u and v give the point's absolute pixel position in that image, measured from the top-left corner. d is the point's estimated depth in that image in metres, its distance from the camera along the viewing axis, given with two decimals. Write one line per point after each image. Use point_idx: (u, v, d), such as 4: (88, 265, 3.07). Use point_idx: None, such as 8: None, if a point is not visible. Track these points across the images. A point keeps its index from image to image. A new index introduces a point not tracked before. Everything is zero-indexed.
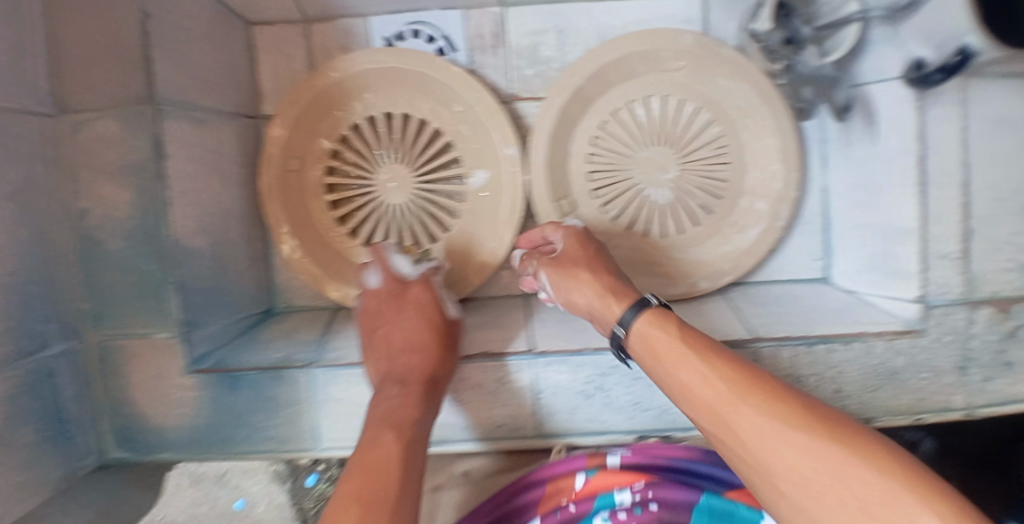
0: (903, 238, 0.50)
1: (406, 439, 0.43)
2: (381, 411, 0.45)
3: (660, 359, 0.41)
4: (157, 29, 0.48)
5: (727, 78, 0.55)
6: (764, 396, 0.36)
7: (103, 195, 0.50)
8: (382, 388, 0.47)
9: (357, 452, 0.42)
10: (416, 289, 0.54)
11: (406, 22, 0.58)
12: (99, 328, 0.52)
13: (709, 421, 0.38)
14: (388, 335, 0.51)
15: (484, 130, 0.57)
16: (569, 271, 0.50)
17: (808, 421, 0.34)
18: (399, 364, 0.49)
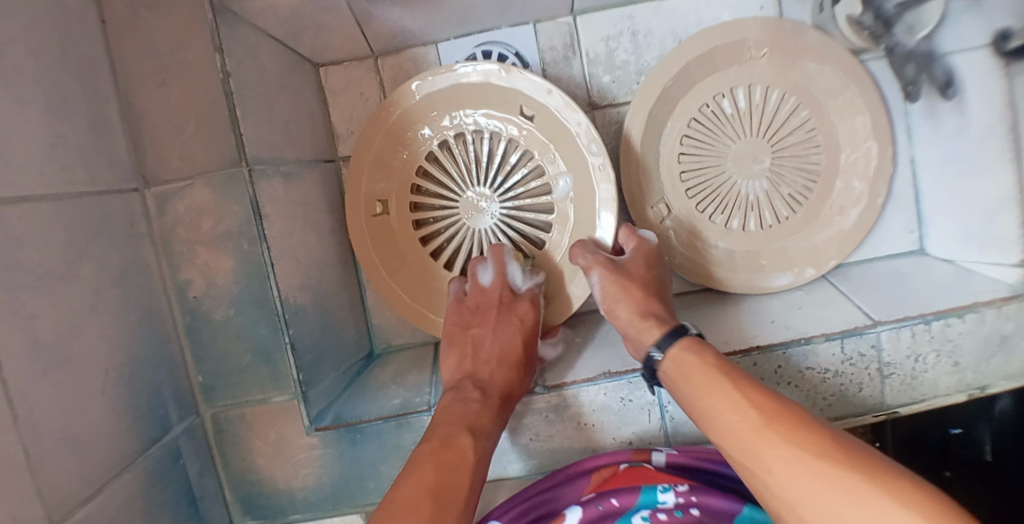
0: (1003, 206, 0.52)
1: (477, 445, 0.43)
2: (455, 409, 0.46)
3: (699, 392, 0.41)
4: (240, 86, 0.46)
5: (813, 61, 0.54)
6: (775, 429, 0.35)
7: (205, 265, 0.49)
8: (462, 388, 0.49)
9: (424, 443, 0.43)
10: (522, 306, 0.55)
11: (477, 45, 0.56)
12: (213, 399, 0.52)
13: (740, 454, 0.37)
14: (477, 343, 0.54)
15: (570, 144, 0.54)
16: (628, 291, 0.51)
17: (820, 449, 0.33)
18: (482, 372, 0.51)
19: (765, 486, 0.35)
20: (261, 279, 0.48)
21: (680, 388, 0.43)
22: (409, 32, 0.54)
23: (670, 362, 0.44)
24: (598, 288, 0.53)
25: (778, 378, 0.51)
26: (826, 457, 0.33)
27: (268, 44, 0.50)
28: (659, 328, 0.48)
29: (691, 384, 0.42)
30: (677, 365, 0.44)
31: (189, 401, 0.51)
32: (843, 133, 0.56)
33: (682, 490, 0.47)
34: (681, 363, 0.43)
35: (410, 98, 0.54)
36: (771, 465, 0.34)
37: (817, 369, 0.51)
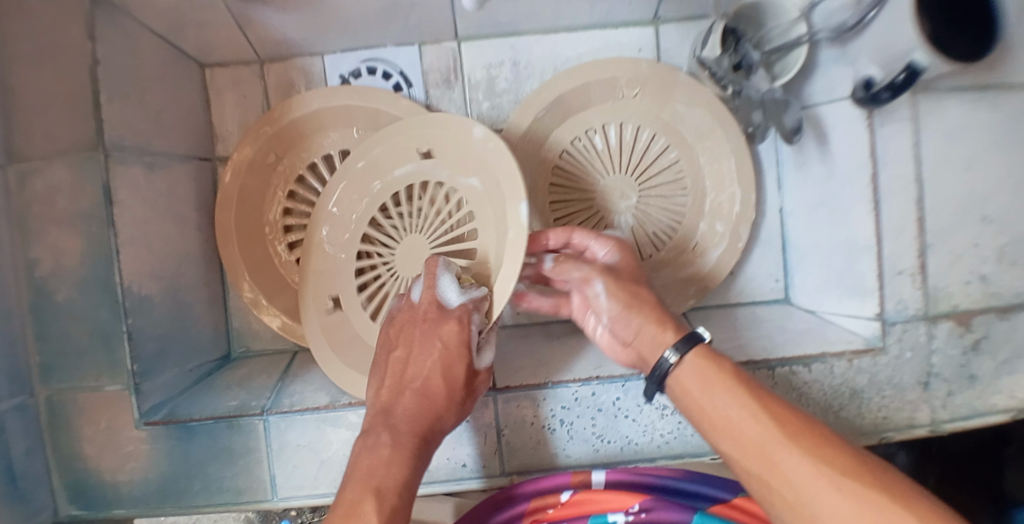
0: (863, 256, 0.56)
1: (386, 507, 0.37)
2: (372, 462, 0.39)
3: (711, 395, 0.40)
4: (107, 74, 0.48)
5: (681, 103, 0.57)
6: (797, 441, 0.35)
7: (51, 245, 0.49)
8: (373, 433, 0.42)
9: (332, 515, 0.37)
10: (451, 328, 0.44)
11: (362, 59, 0.61)
12: (50, 382, 0.51)
13: (751, 461, 0.37)
14: (399, 369, 0.45)
15: (464, 145, 0.49)
16: (636, 304, 0.46)
17: (844, 464, 0.33)
18: (400, 408, 0.43)
19: (773, 492, 0.35)
20: (105, 265, 0.48)
21: (688, 393, 0.41)
22: (294, 40, 0.58)
23: (686, 368, 0.42)
24: (603, 297, 0.47)
25: (616, 409, 0.52)
26: (847, 471, 0.33)
27: (148, 37, 0.54)
28: (675, 333, 0.44)
29: (703, 388, 0.40)
30: (693, 371, 0.41)
31: (24, 379, 0.50)
32: (711, 172, 0.59)
33: (633, 510, 0.50)
34: (696, 368, 0.41)
35: (288, 105, 0.56)
36: (784, 475, 0.34)
37: (655, 404, 0.52)
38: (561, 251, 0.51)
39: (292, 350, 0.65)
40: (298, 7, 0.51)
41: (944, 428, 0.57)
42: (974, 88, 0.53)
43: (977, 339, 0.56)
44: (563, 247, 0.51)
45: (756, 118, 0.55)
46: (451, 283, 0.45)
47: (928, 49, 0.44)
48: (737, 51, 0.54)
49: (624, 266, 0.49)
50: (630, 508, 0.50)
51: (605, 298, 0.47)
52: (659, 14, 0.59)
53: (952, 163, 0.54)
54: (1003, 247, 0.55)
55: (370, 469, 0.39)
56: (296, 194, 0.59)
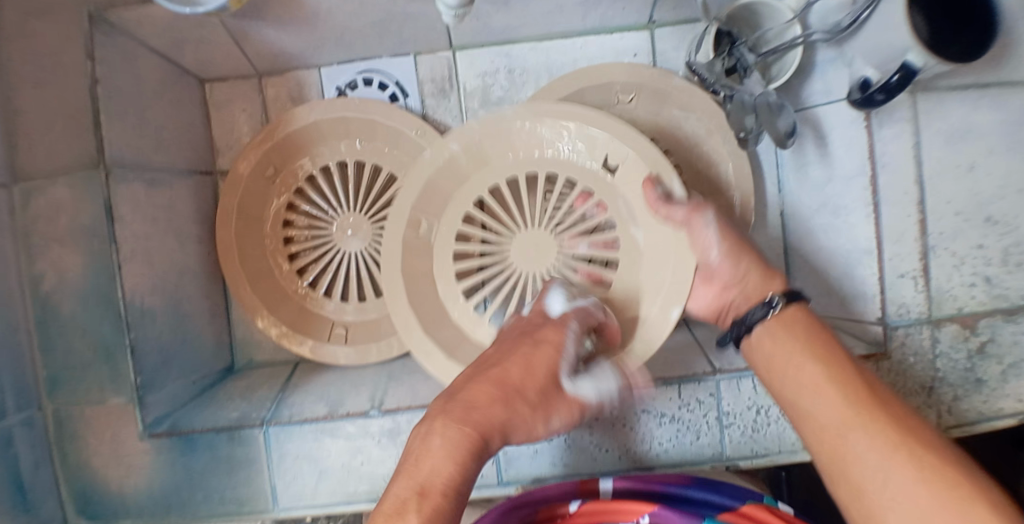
0: (865, 260, 0.56)
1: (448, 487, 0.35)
2: (415, 454, 0.37)
3: (798, 351, 0.40)
4: (107, 93, 0.49)
5: (677, 108, 0.57)
6: (883, 411, 0.35)
7: (54, 261, 0.50)
8: (447, 416, 0.38)
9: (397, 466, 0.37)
10: (546, 345, 0.44)
11: (358, 71, 0.62)
12: (57, 396, 0.51)
13: (826, 420, 0.37)
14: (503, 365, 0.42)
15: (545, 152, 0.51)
16: (744, 246, 0.48)
17: (898, 417, 0.35)
18: (484, 407, 0.39)
19: (842, 451, 0.35)
20: (107, 281, 0.49)
21: (773, 348, 0.42)
22: (289, 53, 0.59)
23: (776, 323, 0.43)
24: (712, 230, 0.47)
25: (615, 417, 0.53)
26: (929, 450, 0.32)
27: (147, 54, 0.55)
28: (776, 279, 0.46)
29: (773, 343, 0.42)
30: (781, 326, 0.43)
31: (30, 392, 0.50)
32: (708, 181, 0.58)
33: None
34: (788, 325, 0.43)
35: (284, 119, 0.57)
36: (852, 444, 0.35)
37: (652, 412, 0.53)
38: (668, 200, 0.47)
39: (294, 361, 0.67)
40: (290, 21, 0.52)
41: (948, 433, 0.56)
42: (975, 88, 0.52)
43: (983, 343, 0.54)
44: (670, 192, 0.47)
45: (747, 124, 0.51)
46: (557, 296, 0.48)
47: (921, 50, 0.44)
48: (731, 55, 0.54)
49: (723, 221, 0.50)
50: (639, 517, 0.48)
51: (717, 251, 0.47)
52: (654, 19, 0.58)
53: (952, 163, 0.53)
54: (1009, 248, 0.54)
55: (419, 450, 0.37)
56: (295, 206, 0.60)
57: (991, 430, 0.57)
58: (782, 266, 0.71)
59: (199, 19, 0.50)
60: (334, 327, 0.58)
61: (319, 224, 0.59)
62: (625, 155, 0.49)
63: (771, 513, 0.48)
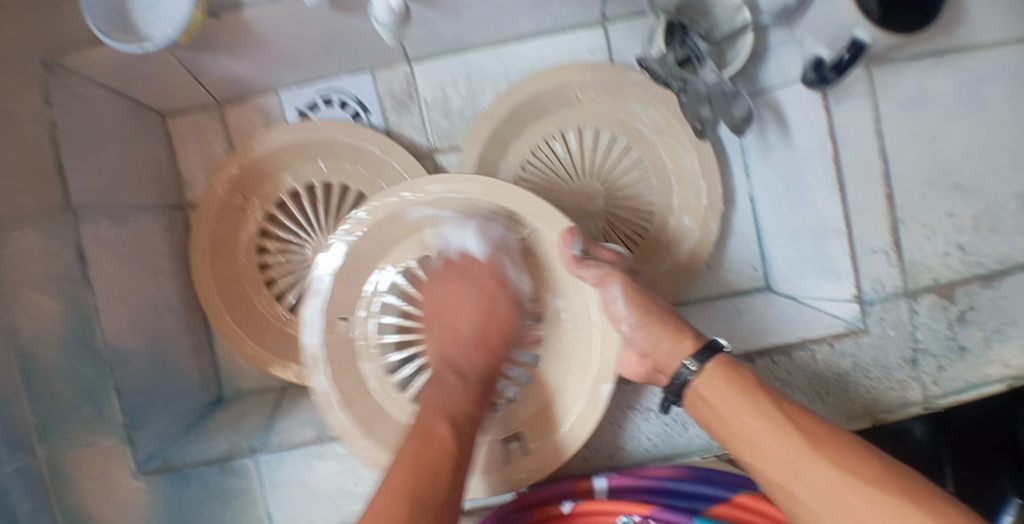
0: (836, 238, 0.56)
1: (459, 432, 0.42)
2: (437, 402, 0.45)
3: (735, 404, 0.40)
4: (67, 137, 0.49)
5: (636, 103, 0.58)
6: (822, 449, 0.37)
7: (28, 309, 0.49)
8: (441, 378, 0.47)
9: (412, 439, 0.41)
10: (484, 273, 0.52)
11: (318, 92, 0.63)
12: (46, 442, 0.51)
13: (775, 470, 0.38)
14: (456, 321, 0.50)
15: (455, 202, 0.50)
16: (654, 315, 0.46)
17: (836, 446, 0.37)
18: (463, 363, 0.48)
19: (799, 502, 0.37)
20: (83, 325, 0.49)
21: (710, 405, 0.42)
22: (248, 81, 0.59)
23: (703, 377, 0.43)
24: (620, 301, 0.47)
25: None
26: (874, 481, 0.35)
27: (105, 96, 0.55)
28: (692, 339, 0.45)
29: (715, 395, 0.42)
30: (711, 381, 0.42)
31: (20, 443, 0.50)
32: (673, 172, 0.59)
33: (638, 519, 0.49)
34: (714, 378, 0.42)
35: (250, 145, 0.57)
36: (806, 482, 0.37)
37: (638, 409, 0.54)
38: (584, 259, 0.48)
39: (281, 387, 0.68)
40: (245, 49, 0.52)
41: (936, 404, 0.56)
42: (933, 55, 0.52)
43: (962, 310, 0.54)
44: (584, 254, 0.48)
45: (702, 113, 0.53)
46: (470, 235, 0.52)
47: (868, 25, 0.45)
48: (684, 44, 0.53)
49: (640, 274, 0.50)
50: (636, 515, 0.49)
51: (623, 303, 0.47)
52: (605, 15, 0.59)
53: (913, 134, 0.53)
54: (979, 213, 0.54)
55: (441, 403, 0.44)
56: (268, 232, 0.61)
57: (981, 398, 0.56)
58: (757, 250, 0.71)
59: (153, 57, 0.51)
60: None
61: (292, 247, 0.60)
62: (532, 222, 0.49)
63: (763, 501, 0.49)
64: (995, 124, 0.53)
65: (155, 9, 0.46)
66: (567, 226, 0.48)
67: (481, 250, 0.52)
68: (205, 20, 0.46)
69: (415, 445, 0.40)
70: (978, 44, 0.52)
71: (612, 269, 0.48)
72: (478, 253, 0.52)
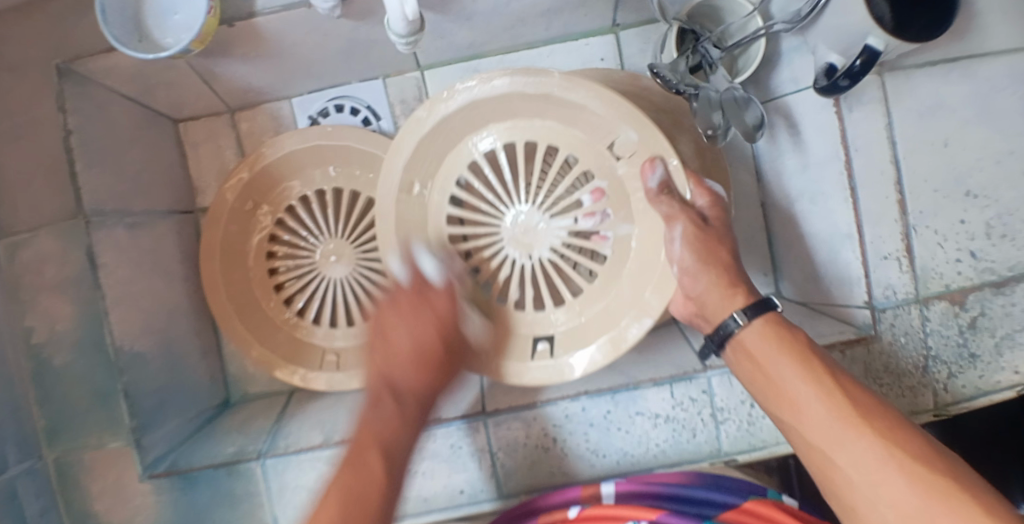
0: (848, 244, 0.56)
1: (391, 464, 0.41)
2: (372, 429, 0.42)
3: (778, 363, 0.39)
4: (81, 142, 0.49)
5: (648, 110, 0.58)
6: (871, 422, 0.35)
7: (40, 313, 0.49)
8: (380, 398, 0.44)
9: (339, 473, 0.39)
10: (439, 298, 0.47)
11: (330, 99, 0.63)
12: (56, 445, 0.51)
13: (817, 437, 0.37)
14: (391, 342, 0.46)
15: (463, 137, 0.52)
16: (713, 261, 0.45)
17: (887, 422, 0.35)
18: (401, 378, 0.44)
19: (835, 471, 0.36)
20: (94, 329, 0.49)
21: (755, 359, 0.41)
22: (260, 87, 0.60)
23: (752, 331, 0.42)
24: (679, 243, 0.45)
25: (609, 423, 0.53)
26: (919, 459, 0.32)
27: (119, 100, 0.55)
28: (745, 296, 0.44)
29: (763, 354, 0.41)
30: (760, 336, 0.41)
31: (30, 444, 0.50)
32: None
33: None
34: (764, 334, 0.41)
35: (260, 151, 0.57)
36: (848, 451, 0.35)
37: (647, 413, 0.53)
38: (663, 193, 0.46)
39: (288, 391, 0.68)
40: (257, 57, 0.52)
41: (947, 411, 0.55)
42: (947, 62, 0.52)
43: (974, 317, 0.54)
44: (663, 188, 0.46)
45: (715, 120, 0.51)
46: (426, 254, 0.50)
47: (883, 31, 0.44)
48: (696, 52, 0.54)
49: (716, 220, 0.47)
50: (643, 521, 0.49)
51: (681, 246, 0.45)
52: (618, 22, 0.59)
53: (926, 141, 0.53)
54: (992, 220, 0.53)
55: (370, 425, 0.42)
56: (278, 237, 0.61)
57: (993, 405, 0.56)
58: (766, 256, 0.71)
59: (166, 62, 0.51)
60: (325, 354, 0.59)
61: (301, 252, 0.60)
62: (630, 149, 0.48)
63: (771, 506, 0.49)
64: (1008, 130, 0.52)
65: (169, 19, 0.48)
66: (653, 156, 0.46)
67: (440, 276, 0.49)
68: (218, 26, 0.46)
69: (346, 480, 0.38)
70: (992, 51, 0.52)
71: (682, 210, 0.46)
72: (436, 280, 0.49)
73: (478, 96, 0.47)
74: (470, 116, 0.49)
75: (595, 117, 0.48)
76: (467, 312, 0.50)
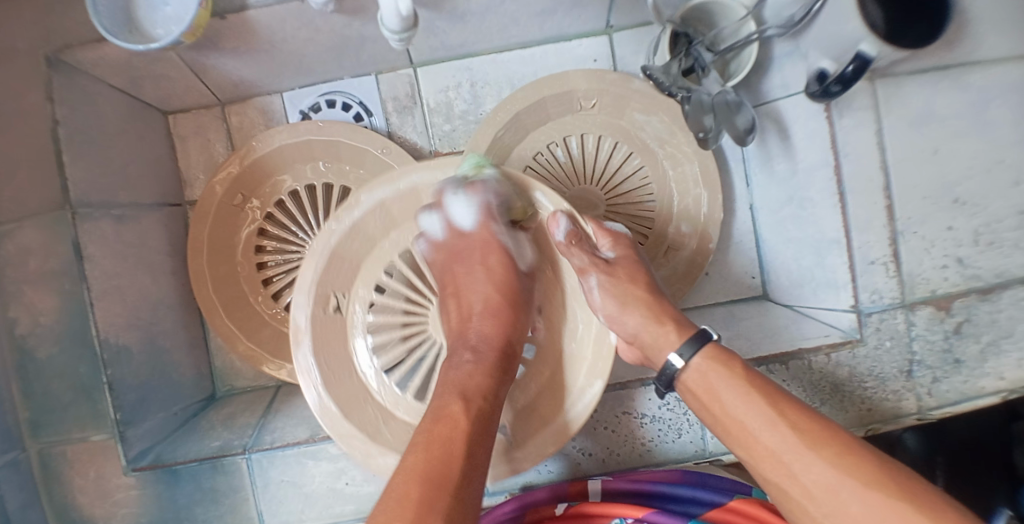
0: (834, 249, 0.57)
1: (474, 409, 0.39)
2: (452, 378, 0.41)
3: (725, 397, 0.40)
4: (68, 134, 0.49)
5: (639, 112, 0.58)
6: (814, 446, 0.35)
7: (24, 306, 0.49)
8: (454, 352, 0.44)
9: (424, 422, 0.38)
10: (477, 239, 0.50)
11: (321, 94, 0.63)
12: (40, 437, 0.51)
13: (770, 469, 0.37)
14: (462, 292, 0.49)
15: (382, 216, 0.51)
16: (631, 301, 0.47)
17: (830, 443, 0.35)
18: (476, 330, 0.46)
19: (794, 500, 0.36)
20: (79, 323, 0.49)
21: (700, 395, 0.42)
22: (251, 82, 0.60)
23: (692, 371, 0.43)
24: (597, 291, 0.49)
25: (595, 421, 0.53)
26: (872, 480, 0.33)
27: (108, 92, 0.55)
28: (678, 331, 0.45)
29: (712, 390, 0.41)
30: (701, 373, 0.42)
31: (12, 436, 0.50)
32: (674, 179, 0.60)
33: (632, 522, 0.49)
34: (706, 371, 0.42)
35: (251, 145, 0.57)
36: (806, 479, 0.35)
37: (633, 413, 0.53)
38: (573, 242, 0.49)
39: (276, 385, 0.68)
40: (249, 51, 0.52)
41: (931, 415, 0.56)
42: (936, 71, 0.52)
43: (959, 322, 0.54)
44: (572, 239, 0.48)
45: (705, 122, 0.51)
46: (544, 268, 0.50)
47: (875, 40, 0.44)
48: (689, 55, 0.55)
49: (622, 259, 0.51)
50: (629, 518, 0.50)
51: (598, 293, 0.49)
52: (611, 24, 0.59)
53: (914, 149, 0.53)
54: (979, 228, 0.54)
55: (454, 379, 0.41)
56: (267, 233, 0.61)
57: (974, 410, 0.56)
58: (757, 258, 0.72)
59: (157, 55, 0.50)
60: None
61: (290, 248, 0.60)
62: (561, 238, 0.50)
63: (757, 506, 0.49)
64: (995, 141, 0.53)
65: (159, 10, 0.47)
66: (555, 212, 0.49)
67: (473, 219, 0.50)
68: (211, 19, 0.46)
69: (427, 425, 0.38)
70: (982, 62, 0.52)
71: (591, 258, 0.49)
72: (470, 224, 0.50)
73: (385, 196, 0.49)
74: (383, 218, 0.51)
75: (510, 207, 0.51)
76: (517, 244, 0.52)
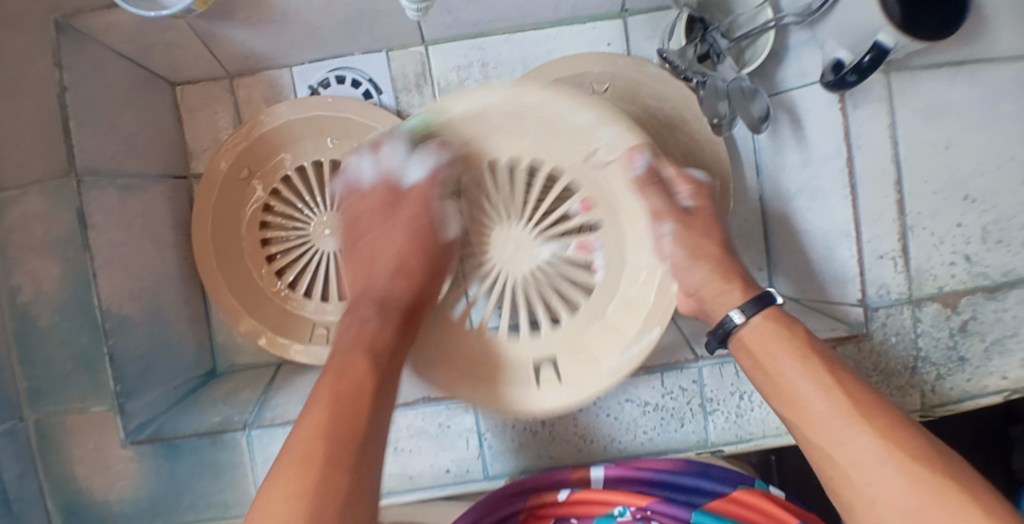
0: (844, 241, 0.56)
1: (377, 363, 0.40)
2: (353, 333, 0.43)
3: (777, 358, 0.40)
4: (75, 100, 0.48)
5: (651, 98, 0.58)
6: (865, 415, 0.35)
7: (27, 273, 0.48)
8: (360, 307, 0.46)
9: (328, 376, 0.39)
10: (410, 202, 0.50)
11: (331, 69, 0.62)
12: (39, 406, 0.50)
13: (814, 431, 0.37)
14: (378, 251, 0.50)
15: (490, 120, 0.46)
16: (702, 255, 0.46)
17: (882, 417, 0.35)
18: (377, 285, 0.47)
19: (832, 465, 0.35)
20: (82, 293, 0.48)
21: (753, 353, 0.41)
22: (261, 54, 0.59)
23: (753, 329, 0.42)
24: (668, 239, 0.47)
25: (597, 408, 0.53)
26: (919, 456, 0.32)
27: (116, 59, 0.54)
28: (743, 291, 0.44)
29: (766, 349, 0.40)
30: (760, 332, 0.41)
31: (11, 403, 0.49)
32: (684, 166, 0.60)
33: (635, 509, 0.50)
34: (764, 331, 0.41)
35: (259, 118, 0.57)
36: (851, 445, 0.34)
37: (636, 401, 0.53)
38: (651, 181, 0.46)
39: (277, 364, 0.67)
40: (260, 22, 0.52)
41: (934, 413, 0.56)
42: (952, 65, 0.52)
43: (965, 320, 0.54)
44: (648, 178, 0.46)
45: (720, 110, 0.55)
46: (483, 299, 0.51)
47: (893, 30, 0.44)
48: (704, 41, 0.55)
49: (699, 211, 0.48)
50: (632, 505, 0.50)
51: (670, 242, 0.47)
52: (626, 7, 0.59)
53: (927, 143, 0.52)
54: (988, 225, 0.53)
55: (362, 333, 0.42)
56: (272, 208, 0.60)
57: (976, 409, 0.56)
58: (763, 251, 0.72)
59: (167, 22, 0.50)
60: (316, 328, 0.58)
61: (295, 224, 0.59)
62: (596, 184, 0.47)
63: (760, 496, 0.49)
64: (1008, 138, 0.52)
65: None
66: (631, 148, 0.45)
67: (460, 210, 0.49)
68: None
69: (331, 380, 0.39)
70: (998, 58, 0.52)
71: (667, 205, 0.47)
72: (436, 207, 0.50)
73: (488, 100, 0.44)
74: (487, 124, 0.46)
75: (568, 128, 0.46)
76: (444, 214, 0.51)
